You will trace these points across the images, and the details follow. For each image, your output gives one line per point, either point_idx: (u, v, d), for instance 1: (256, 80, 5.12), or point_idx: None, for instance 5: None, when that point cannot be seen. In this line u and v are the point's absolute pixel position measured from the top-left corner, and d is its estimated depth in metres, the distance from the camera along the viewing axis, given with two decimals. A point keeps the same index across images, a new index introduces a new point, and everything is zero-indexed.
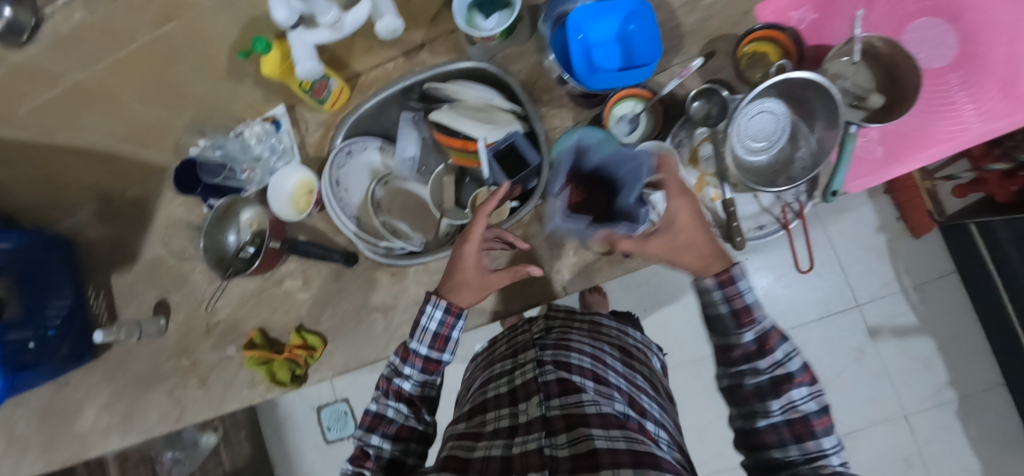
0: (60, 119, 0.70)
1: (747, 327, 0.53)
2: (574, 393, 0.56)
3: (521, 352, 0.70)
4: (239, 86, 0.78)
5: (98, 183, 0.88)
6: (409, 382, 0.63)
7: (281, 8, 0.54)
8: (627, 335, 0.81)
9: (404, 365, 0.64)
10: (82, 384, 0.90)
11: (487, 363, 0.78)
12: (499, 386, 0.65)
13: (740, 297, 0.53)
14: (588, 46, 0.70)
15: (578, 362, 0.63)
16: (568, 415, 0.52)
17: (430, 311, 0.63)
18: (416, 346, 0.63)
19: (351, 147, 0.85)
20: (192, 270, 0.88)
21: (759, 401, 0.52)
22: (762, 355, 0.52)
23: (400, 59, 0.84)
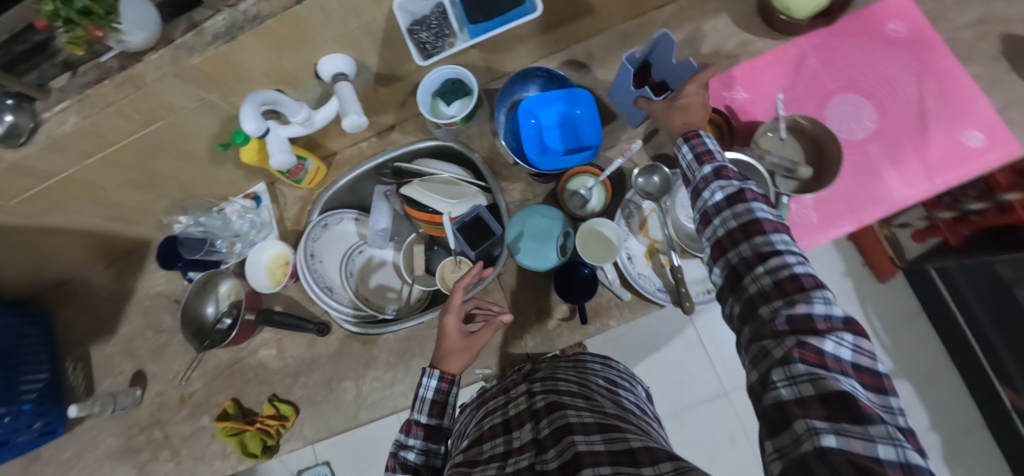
0: (50, 206, 0.76)
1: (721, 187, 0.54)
2: (559, 410, 0.57)
3: (510, 387, 0.70)
4: (220, 169, 0.84)
5: (84, 259, 0.92)
6: (413, 453, 0.62)
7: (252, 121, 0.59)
8: (612, 367, 0.75)
9: (406, 438, 0.63)
10: (51, 460, 0.90)
11: (476, 397, 0.76)
12: (492, 418, 0.64)
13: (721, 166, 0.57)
14: (539, 129, 0.77)
15: (566, 387, 0.64)
16: (555, 430, 0.53)
17: (426, 381, 0.65)
18: (416, 416, 0.64)
19: (327, 221, 0.90)
20: (170, 342, 0.90)
21: (747, 270, 0.48)
22: (733, 204, 0.52)
23: (373, 138, 0.91)
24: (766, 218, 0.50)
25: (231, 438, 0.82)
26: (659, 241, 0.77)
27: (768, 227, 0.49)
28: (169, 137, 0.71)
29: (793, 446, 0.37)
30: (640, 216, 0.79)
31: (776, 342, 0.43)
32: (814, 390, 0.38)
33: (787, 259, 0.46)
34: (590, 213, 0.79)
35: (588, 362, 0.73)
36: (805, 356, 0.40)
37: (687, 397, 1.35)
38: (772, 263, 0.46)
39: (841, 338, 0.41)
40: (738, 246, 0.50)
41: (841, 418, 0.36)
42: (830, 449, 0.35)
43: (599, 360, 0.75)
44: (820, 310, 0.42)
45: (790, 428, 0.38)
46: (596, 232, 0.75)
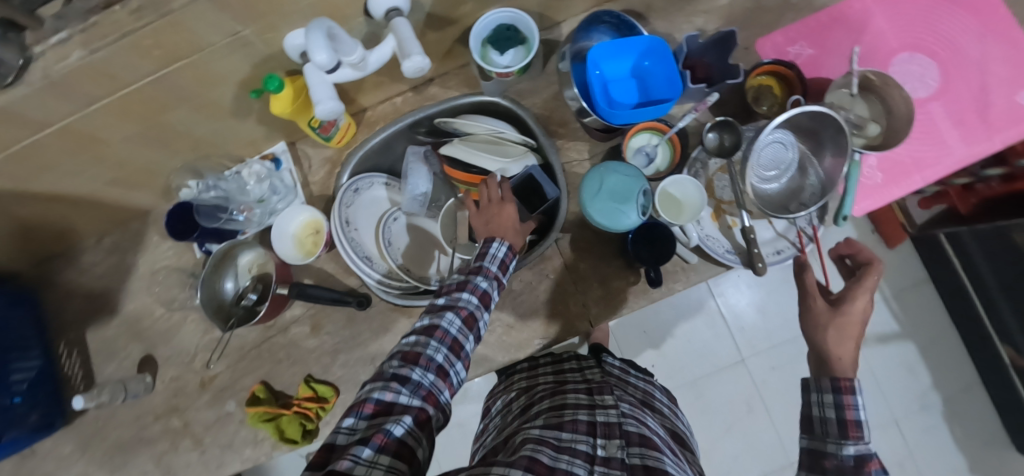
0: (39, 165, 0.64)
1: (853, 437, 0.45)
2: (653, 450, 0.52)
3: (596, 391, 0.63)
4: (241, 125, 0.74)
5: (75, 231, 0.81)
6: (460, 316, 0.54)
7: (322, 53, 0.51)
8: (680, 419, 0.72)
9: (458, 291, 0.56)
10: (50, 456, 0.80)
11: (528, 385, 0.71)
12: (576, 413, 0.57)
13: (854, 410, 0.47)
14: (604, 82, 0.72)
15: (653, 426, 0.60)
16: (649, 467, 0.49)
17: (495, 247, 0.60)
18: (478, 279, 0.57)
19: (358, 185, 0.82)
20: (184, 321, 0.81)
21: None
22: (858, 474, 0.44)
23: (409, 93, 0.82)
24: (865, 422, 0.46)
25: (265, 423, 0.75)
26: (726, 201, 0.74)
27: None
28: (188, 83, 0.61)
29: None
30: (706, 176, 0.76)
31: None
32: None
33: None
34: (653, 173, 0.76)
35: (657, 402, 0.71)
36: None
37: (707, 365, 1.33)
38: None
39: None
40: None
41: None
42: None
43: (668, 406, 0.73)
44: None
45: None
46: (671, 193, 0.72)
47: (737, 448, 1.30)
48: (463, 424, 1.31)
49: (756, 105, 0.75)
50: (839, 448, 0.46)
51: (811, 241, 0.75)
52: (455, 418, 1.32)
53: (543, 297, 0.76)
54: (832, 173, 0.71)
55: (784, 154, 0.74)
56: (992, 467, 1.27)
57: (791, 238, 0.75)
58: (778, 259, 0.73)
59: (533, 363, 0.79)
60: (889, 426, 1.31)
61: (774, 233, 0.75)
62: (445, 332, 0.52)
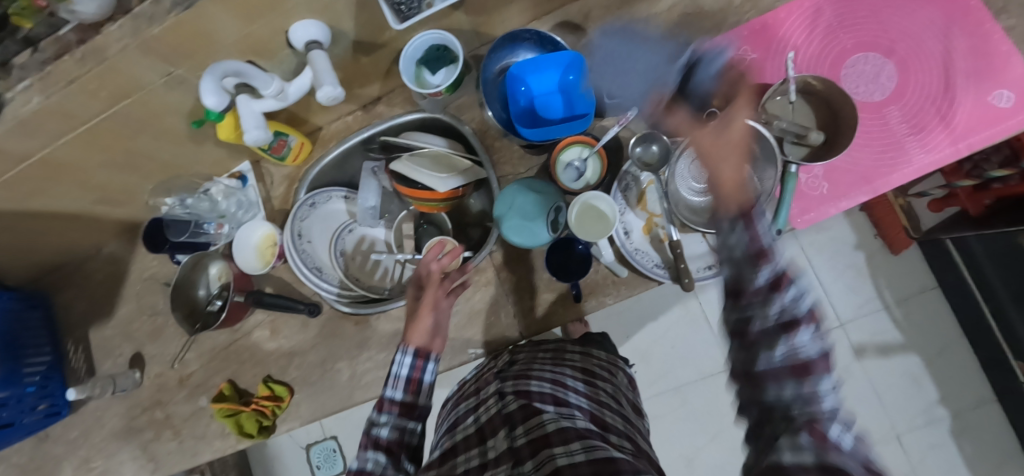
0: (30, 191, 0.74)
1: (767, 262, 0.39)
2: (535, 415, 0.56)
3: (483, 388, 0.69)
4: (202, 148, 0.81)
5: (77, 243, 0.92)
6: (379, 453, 0.58)
7: (211, 95, 0.58)
8: (592, 357, 0.79)
9: (366, 449, 0.59)
10: (60, 439, 0.92)
11: (451, 404, 0.76)
12: (466, 427, 0.63)
13: (762, 225, 0.40)
14: (530, 98, 0.73)
15: (537, 387, 0.63)
16: (533, 440, 0.52)
17: (400, 358, 0.64)
18: (378, 431, 0.60)
19: (314, 199, 0.87)
20: (166, 324, 0.91)
21: (764, 349, 0.38)
22: (777, 297, 0.38)
23: (359, 112, 0.87)
24: (768, 234, 0.40)
25: (227, 417, 0.83)
26: (658, 214, 0.73)
27: (805, 334, 0.38)
28: (141, 115, 0.68)
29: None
30: (638, 188, 0.75)
31: (766, 369, 0.38)
32: (817, 460, 0.33)
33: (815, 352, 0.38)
34: (585, 186, 0.75)
35: (567, 356, 0.73)
36: (816, 433, 0.34)
37: (692, 372, 1.31)
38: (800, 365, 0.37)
39: (849, 453, 0.34)
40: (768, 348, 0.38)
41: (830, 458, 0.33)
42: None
43: (578, 353, 0.76)
44: (804, 352, 0.37)
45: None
46: (596, 205, 0.72)
47: (727, 456, 1.28)
48: None
49: None
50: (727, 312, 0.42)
51: None
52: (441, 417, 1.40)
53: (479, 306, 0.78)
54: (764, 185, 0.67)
55: None
56: None
57: None
58: (709, 274, 0.71)
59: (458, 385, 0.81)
60: (890, 441, 1.22)
61: (707, 247, 0.72)
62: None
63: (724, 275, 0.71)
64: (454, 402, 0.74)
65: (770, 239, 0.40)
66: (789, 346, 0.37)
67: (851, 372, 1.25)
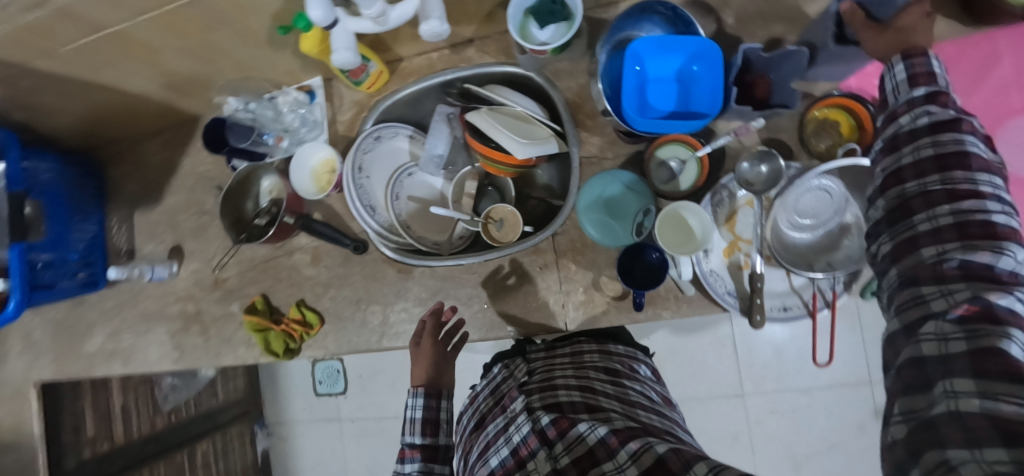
0: (104, 59, 0.72)
1: (923, 84, 0.45)
2: (569, 427, 0.54)
3: (508, 403, 0.65)
4: (278, 54, 0.75)
5: (135, 120, 0.90)
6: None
7: (317, 8, 0.53)
8: (611, 353, 0.76)
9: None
10: (96, 307, 0.95)
11: (472, 420, 0.72)
12: (498, 450, 0.57)
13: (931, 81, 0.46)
14: (642, 80, 0.66)
15: (567, 398, 0.61)
16: (579, 456, 0.50)
17: (412, 402, 0.71)
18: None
19: (380, 133, 0.83)
20: (211, 224, 0.90)
21: (925, 211, 0.40)
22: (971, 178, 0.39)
23: (447, 50, 0.80)
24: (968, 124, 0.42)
25: (256, 331, 0.83)
26: (745, 239, 0.67)
27: (987, 198, 0.39)
28: (224, 9, 0.63)
29: (925, 407, 0.33)
30: (731, 206, 0.68)
31: (939, 289, 0.37)
32: (968, 346, 0.33)
33: (1004, 241, 0.37)
34: (674, 191, 0.69)
35: (587, 358, 0.74)
36: (971, 313, 0.34)
37: (701, 387, 1.28)
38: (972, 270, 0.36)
39: (1021, 338, 0.33)
40: (943, 245, 0.39)
41: (988, 338, 0.32)
42: (972, 412, 0.30)
43: (597, 351, 0.76)
44: (1004, 263, 0.36)
45: (931, 451, 0.30)
46: (684, 216, 0.66)
47: None
48: None
49: (811, 141, 0.65)
50: (916, 154, 0.42)
51: (826, 306, 0.66)
52: None
53: (529, 285, 0.75)
54: None
55: (827, 204, 0.64)
56: None
57: (806, 297, 0.66)
58: (783, 317, 0.66)
59: (472, 397, 0.80)
60: None
61: (788, 287, 0.67)
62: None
63: (798, 321, 0.66)
64: (473, 419, 0.71)
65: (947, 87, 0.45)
66: (964, 217, 0.38)
67: (867, 431, 1.19)
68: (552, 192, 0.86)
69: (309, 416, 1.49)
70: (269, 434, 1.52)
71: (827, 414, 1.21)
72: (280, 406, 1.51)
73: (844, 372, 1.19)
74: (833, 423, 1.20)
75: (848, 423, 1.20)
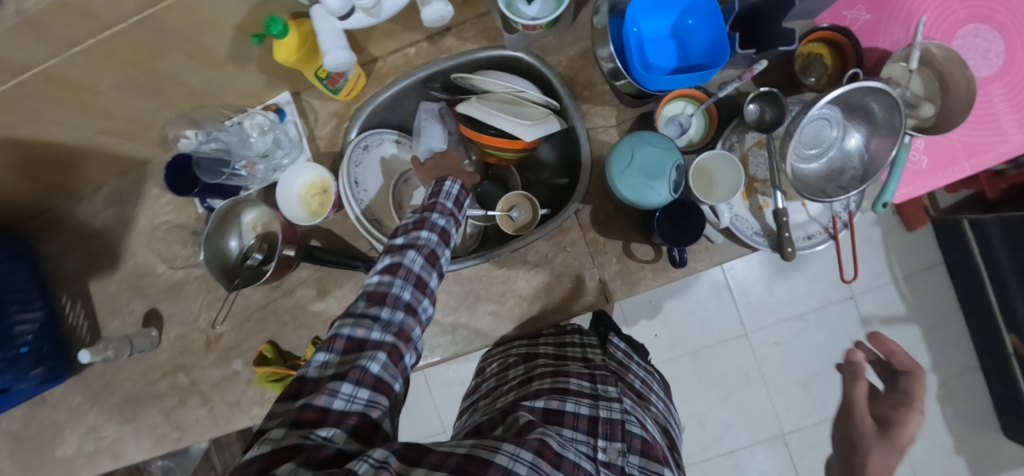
0: (23, 111, 0.58)
1: None
2: (653, 461, 0.52)
3: (599, 379, 0.61)
4: (241, 72, 0.67)
5: (69, 181, 0.78)
6: (428, 239, 0.53)
7: None
8: (671, 413, 0.74)
9: (402, 251, 0.51)
10: (60, 405, 0.81)
11: (529, 357, 0.68)
12: (578, 402, 0.54)
13: None
14: (640, 41, 0.65)
15: (649, 425, 0.59)
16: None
17: (446, 187, 0.59)
18: (423, 234, 0.53)
19: (367, 142, 0.77)
20: (188, 279, 0.79)
21: None
22: None
23: (423, 43, 0.76)
24: None
25: (272, 383, 0.74)
26: (760, 180, 0.70)
27: None
28: (184, 21, 0.52)
29: None
30: (741, 151, 0.70)
31: None
32: None
33: None
34: (682, 146, 0.71)
35: (651, 396, 0.71)
36: None
37: (709, 338, 1.32)
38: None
39: None
40: None
41: None
42: None
43: (662, 402, 0.73)
44: None
45: None
46: (703, 168, 0.68)
47: (731, 415, 1.32)
48: (464, 383, 1.39)
49: (801, 77, 0.68)
50: None
51: (845, 226, 0.70)
52: (457, 376, 1.40)
53: (561, 267, 0.73)
54: (876, 156, 0.66)
55: (828, 132, 0.69)
56: (982, 450, 1.28)
57: (825, 222, 0.70)
58: (809, 245, 0.70)
59: (535, 332, 0.74)
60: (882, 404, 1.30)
61: (807, 216, 0.70)
62: (366, 334, 0.43)
63: (824, 246, 0.69)
64: (527, 357, 0.68)
65: None
66: None
67: (855, 341, 1.30)
68: (553, 171, 0.85)
69: None
70: None
71: (824, 332, 1.30)
72: None
73: (828, 290, 1.29)
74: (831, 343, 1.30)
75: (839, 336, 1.30)
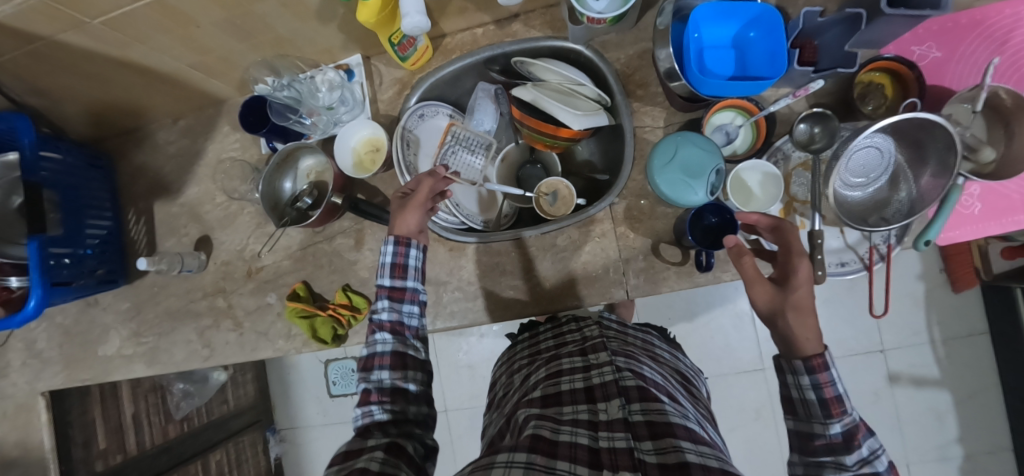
0: (132, 35, 0.65)
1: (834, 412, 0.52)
2: (654, 402, 0.52)
3: (590, 350, 0.63)
4: (322, 28, 0.73)
5: (155, 107, 0.86)
6: (382, 315, 0.63)
7: None
8: (681, 360, 0.77)
9: (370, 371, 0.60)
10: (109, 308, 0.88)
11: (531, 357, 0.73)
12: (571, 379, 0.58)
13: (831, 386, 0.53)
14: (700, 47, 0.67)
15: (651, 375, 0.60)
16: (653, 422, 0.49)
17: (383, 248, 0.66)
18: (377, 314, 0.64)
19: (423, 111, 0.83)
20: (241, 212, 0.86)
21: (819, 422, 0.53)
22: (849, 450, 0.51)
23: (490, 26, 0.80)
24: (843, 394, 0.52)
25: (301, 319, 0.79)
26: (800, 200, 0.70)
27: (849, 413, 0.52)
28: None
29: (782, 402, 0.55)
30: (784, 169, 0.71)
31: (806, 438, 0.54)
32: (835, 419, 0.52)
33: (854, 444, 0.50)
34: (725, 155, 0.72)
35: (657, 349, 0.74)
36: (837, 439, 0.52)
37: (724, 365, 1.30)
38: (819, 378, 0.53)
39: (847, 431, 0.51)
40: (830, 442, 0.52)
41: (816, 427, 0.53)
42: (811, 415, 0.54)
43: (669, 351, 0.77)
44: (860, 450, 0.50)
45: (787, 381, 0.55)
46: (745, 178, 0.68)
47: (737, 447, 1.30)
48: (472, 367, 1.41)
49: (859, 104, 0.68)
50: (827, 428, 0.52)
51: (881, 259, 0.69)
52: (466, 359, 1.42)
53: (586, 256, 0.75)
54: (926, 194, 0.65)
55: (878, 162, 0.68)
56: None
57: (861, 252, 0.69)
58: (840, 271, 0.69)
59: (535, 333, 0.81)
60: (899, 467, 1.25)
61: (842, 243, 0.70)
62: (363, 444, 0.53)
63: (855, 275, 0.69)
64: (532, 357, 0.73)
65: (841, 388, 0.52)
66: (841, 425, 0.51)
67: (881, 395, 1.25)
68: (594, 167, 0.87)
69: (323, 420, 1.47)
70: (281, 442, 1.50)
71: (846, 384, 1.27)
72: (293, 408, 1.49)
73: (854, 339, 1.26)
74: (852, 393, 1.26)
75: (861, 390, 1.26)
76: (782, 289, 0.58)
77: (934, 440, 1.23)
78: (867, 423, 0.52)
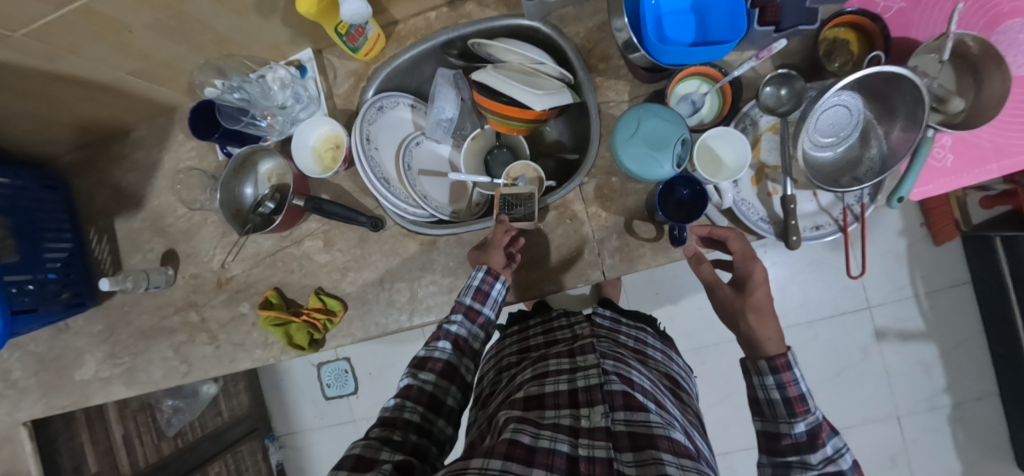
0: (62, 45, 0.61)
1: (798, 411, 0.57)
2: (638, 411, 0.51)
3: (578, 352, 0.62)
4: (265, 23, 0.69)
5: (103, 121, 0.82)
6: (455, 327, 0.67)
7: None
8: (673, 363, 0.75)
9: (419, 371, 0.64)
10: (82, 332, 0.86)
11: (522, 352, 0.72)
12: (556, 381, 0.56)
13: (794, 385, 0.58)
14: (658, 15, 0.65)
15: (639, 380, 0.57)
16: (635, 434, 0.48)
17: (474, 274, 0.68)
18: (450, 325, 0.68)
19: (382, 103, 0.79)
20: (204, 222, 0.83)
21: (784, 421, 0.58)
22: (814, 449, 0.55)
23: (443, 8, 0.77)
24: (806, 393, 0.57)
25: (275, 327, 0.77)
26: (771, 165, 0.69)
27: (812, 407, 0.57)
28: None
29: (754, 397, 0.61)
30: (754, 135, 0.69)
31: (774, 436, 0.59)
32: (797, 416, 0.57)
33: (819, 444, 0.55)
34: (692, 126, 0.71)
35: (649, 351, 0.73)
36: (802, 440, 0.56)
37: (715, 335, 1.30)
38: (783, 377, 0.58)
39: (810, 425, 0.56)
40: (799, 447, 0.56)
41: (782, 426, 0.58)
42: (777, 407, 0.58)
43: (661, 352, 0.75)
44: (828, 449, 0.55)
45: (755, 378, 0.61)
46: (714, 146, 0.67)
47: (733, 416, 1.30)
48: None
49: (825, 63, 0.66)
50: (793, 427, 0.57)
51: (856, 220, 0.68)
52: None
53: (560, 239, 0.73)
54: (897, 148, 0.63)
55: (846, 121, 0.66)
56: None
57: (835, 214, 0.68)
58: (815, 235, 0.68)
59: (524, 327, 0.81)
60: (889, 421, 1.27)
61: (815, 207, 0.69)
62: (374, 454, 0.51)
63: (830, 237, 0.67)
64: (521, 356, 0.71)
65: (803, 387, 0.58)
66: (803, 420, 0.56)
67: (869, 353, 1.26)
68: (563, 147, 0.86)
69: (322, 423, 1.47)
70: (282, 448, 1.51)
71: (833, 343, 1.27)
72: (290, 413, 1.49)
73: (840, 299, 1.26)
74: (838, 349, 1.27)
75: (850, 349, 1.27)
76: (740, 291, 0.66)
77: (922, 393, 1.25)
78: (830, 422, 0.56)
